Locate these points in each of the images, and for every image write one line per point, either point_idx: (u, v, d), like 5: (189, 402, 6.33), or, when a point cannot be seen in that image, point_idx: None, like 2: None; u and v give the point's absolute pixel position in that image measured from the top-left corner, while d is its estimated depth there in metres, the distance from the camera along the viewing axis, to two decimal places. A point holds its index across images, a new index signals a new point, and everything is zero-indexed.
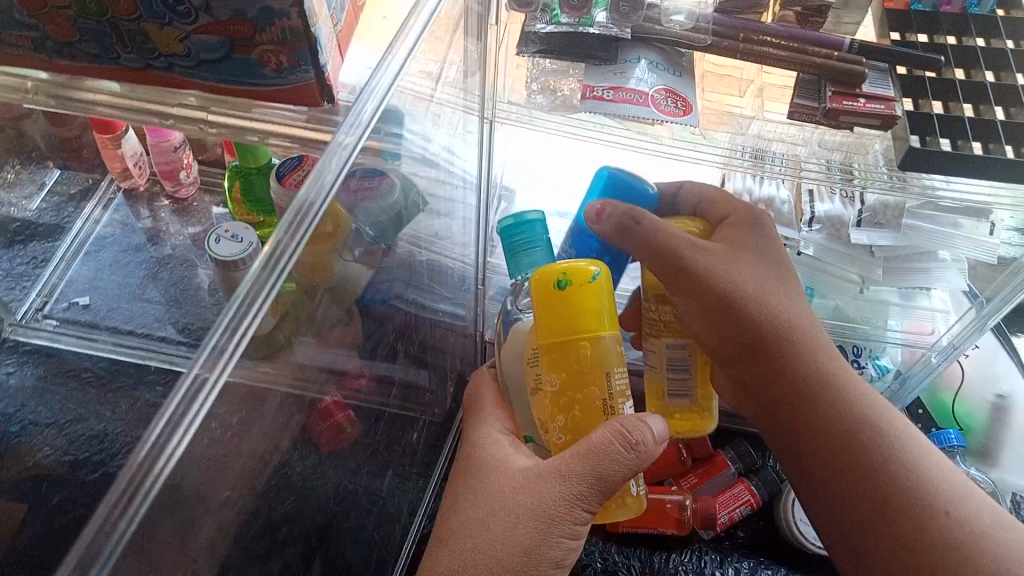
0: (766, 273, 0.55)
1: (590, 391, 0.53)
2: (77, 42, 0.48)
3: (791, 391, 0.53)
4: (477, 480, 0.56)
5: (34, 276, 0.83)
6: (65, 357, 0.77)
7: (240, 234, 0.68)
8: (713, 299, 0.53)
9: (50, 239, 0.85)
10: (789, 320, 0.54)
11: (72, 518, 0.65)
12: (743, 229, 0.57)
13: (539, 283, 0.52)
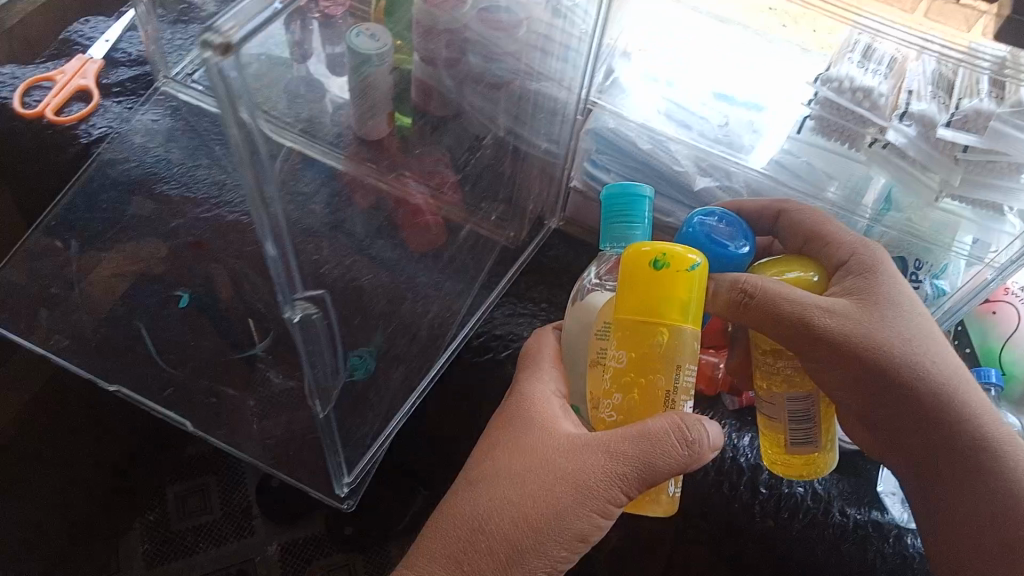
0: (899, 325, 0.61)
1: (655, 377, 0.56)
2: None
3: (925, 439, 0.61)
4: (530, 439, 0.60)
5: (187, 48, 0.88)
6: (202, 115, 0.88)
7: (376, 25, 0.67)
8: (855, 364, 0.60)
9: (207, 23, 0.88)
10: (926, 379, 0.60)
11: (184, 239, 0.81)
12: (863, 276, 0.63)
13: (633, 260, 0.55)
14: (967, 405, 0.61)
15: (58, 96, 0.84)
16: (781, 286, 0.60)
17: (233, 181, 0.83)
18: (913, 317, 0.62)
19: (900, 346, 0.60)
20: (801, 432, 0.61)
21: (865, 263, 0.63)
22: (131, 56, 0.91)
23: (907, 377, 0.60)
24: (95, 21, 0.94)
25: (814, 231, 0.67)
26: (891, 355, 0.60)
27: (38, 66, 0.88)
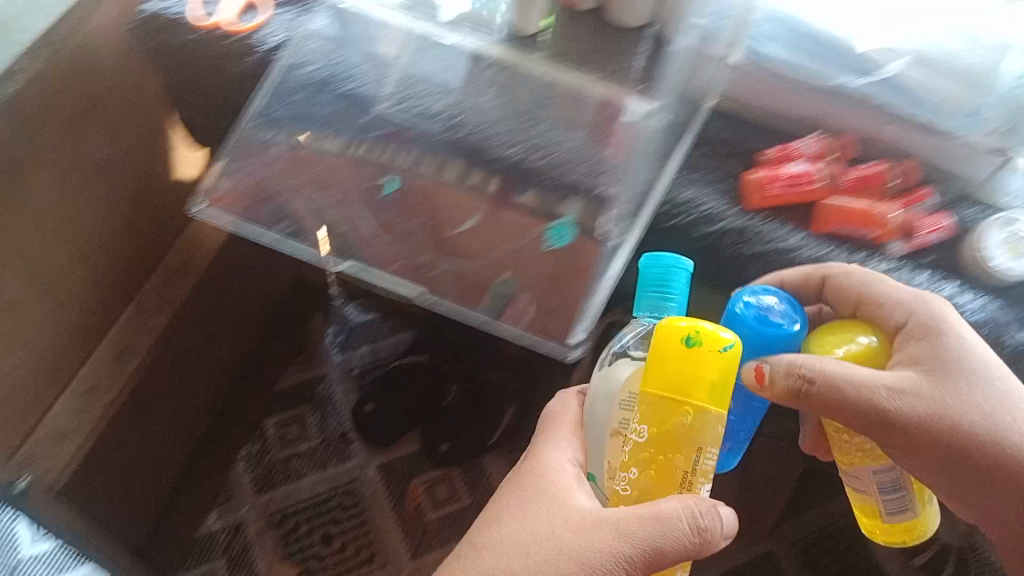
0: (955, 391, 0.78)
1: (675, 458, 0.76)
2: None
3: (979, 461, 0.78)
4: (531, 509, 0.84)
5: None
6: (353, 16, 1.09)
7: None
8: (921, 441, 0.76)
9: None
10: (970, 438, 0.77)
11: (387, 124, 1.09)
12: (927, 340, 0.79)
13: (667, 343, 0.75)
14: (1011, 439, 0.78)
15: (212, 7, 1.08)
16: (835, 370, 0.74)
17: (414, 86, 1.10)
18: (973, 384, 0.78)
19: (952, 418, 0.77)
20: (894, 502, 0.79)
21: (927, 328, 0.80)
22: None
23: (968, 427, 0.77)
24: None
25: (877, 300, 0.83)
26: (954, 411, 0.77)
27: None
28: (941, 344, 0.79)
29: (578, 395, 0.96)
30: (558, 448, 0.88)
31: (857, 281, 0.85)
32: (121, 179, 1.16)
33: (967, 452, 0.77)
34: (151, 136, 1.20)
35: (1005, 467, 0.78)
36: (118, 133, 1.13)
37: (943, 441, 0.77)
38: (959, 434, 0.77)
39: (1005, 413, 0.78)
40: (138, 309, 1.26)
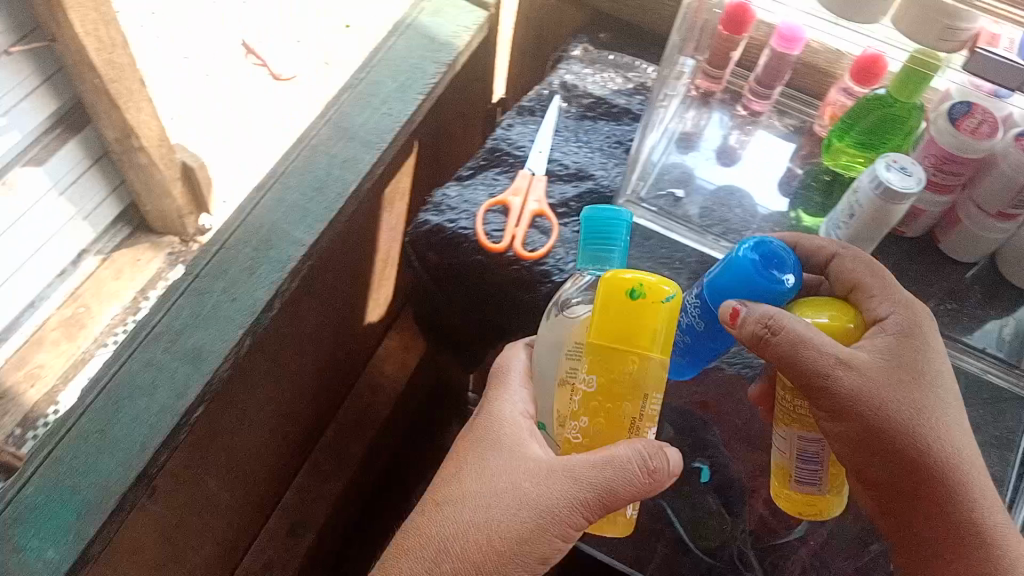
0: (912, 389, 0.60)
1: (623, 404, 0.59)
2: None
3: (911, 458, 0.59)
4: (510, 439, 0.61)
5: (619, 156, 0.83)
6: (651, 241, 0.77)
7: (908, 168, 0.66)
8: (858, 417, 0.59)
9: (620, 124, 0.86)
10: (910, 419, 0.59)
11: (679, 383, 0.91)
12: (902, 338, 0.60)
13: (613, 293, 0.57)
14: (967, 471, 0.59)
15: (521, 223, 0.74)
16: (807, 332, 0.58)
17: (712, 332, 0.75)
18: (916, 380, 0.60)
19: (916, 415, 0.59)
20: (809, 472, 0.63)
21: (906, 324, 0.61)
22: (581, 153, 0.82)
23: (900, 417, 0.59)
24: (572, 67, 0.89)
25: (870, 271, 0.64)
26: (916, 402, 0.59)
27: (474, 180, 0.79)
28: (922, 336, 0.61)
29: (526, 346, 0.69)
30: (508, 400, 0.64)
31: (855, 257, 0.66)
32: (312, 346, 1.00)
33: (924, 463, 0.59)
34: (343, 306, 1.06)
35: (955, 496, 0.59)
36: (333, 296, 1.00)
37: (898, 438, 0.59)
38: (915, 438, 0.59)
39: (954, 442, 0.60)
40: (309, 475, 1.13)
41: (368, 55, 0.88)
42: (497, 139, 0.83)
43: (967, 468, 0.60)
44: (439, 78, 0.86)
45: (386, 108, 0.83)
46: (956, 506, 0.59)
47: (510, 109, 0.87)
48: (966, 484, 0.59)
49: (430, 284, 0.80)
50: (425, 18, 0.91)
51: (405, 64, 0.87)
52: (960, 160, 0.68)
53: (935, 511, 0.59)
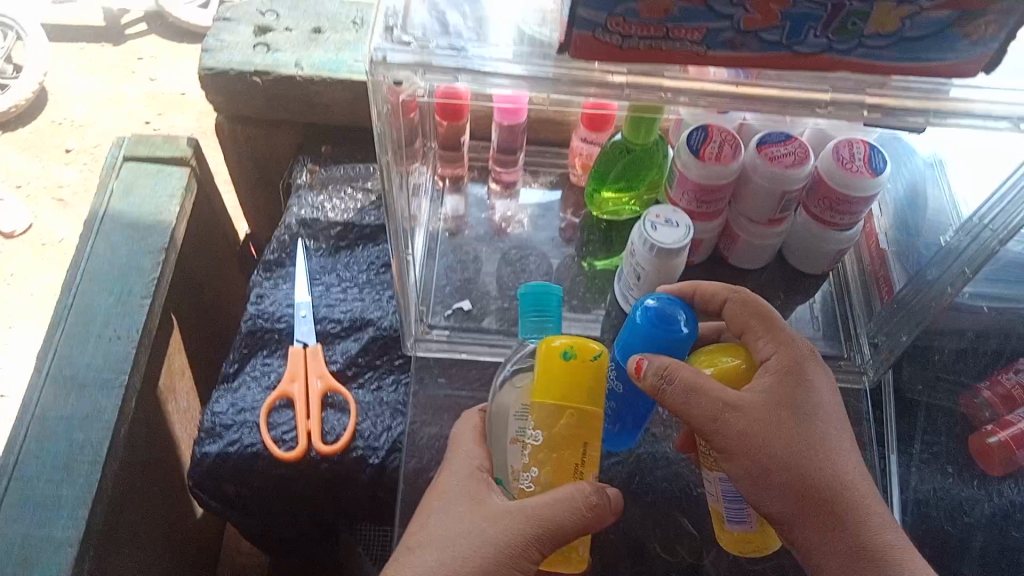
0: (802, 428, 0.51)
1: (567, 454, 0.54)
2: (769, 30, 0.38)
3: (813, 500, 0.50)
4: (467, 489, 0.54)
5: (387, 282, 0.75)
6: (457, 372, 0.69)
7: (675, 218, 0.64)
8: (752, 461, 0.51)
9: (378, 243, 0.78)
10: (801, 458, 0.51)
11: None
12: (787, 376, 0.53)
13: (545, 352, 0.54)
14: (870, 516, 0.50)
15: (312, 412, 0.66)
16: (696, 375, 0.51)
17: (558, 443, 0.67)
18: (809, 422, 0.52)
19: (805, 459, 0.51)
20: (738, 511, 0.56)
21: (793, 363, 0.53)
22: (350, 297, 0.74)
23: (794, 456, 0.50)
24: (304, 198, 0.80)
25: (759, 315, 0.56)
26: (806, 440, 0.51)
27: (242, 377, 0.69)
28: (813, 372, 0.54)
29: (479, 414, 0.61)
30: (463, 456, 0.57)
31: (738, 298, 0.57)
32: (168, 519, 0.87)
33: (821, 513, 0.50)
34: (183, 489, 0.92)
35: (861, 551, 0.49)
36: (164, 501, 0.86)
37: (792, 485, 0.50)
38: (810, 485, 0.50)
39: (856, 482, 0.51)
40: None
41: (68, 271, 0.75)
42: (250, 318, 0.72)
43: (874, 514, 0.51)
44: (160, 268, 0.75)
45: (111, 330, 0.72)
46: (857, 552, 0.49)
47: (255, 269, 0.77)
48: (871, 535, 0.50)
49: (226, 509, 0.69)
50: (118, 203, 0.78)
51: (116, 267, 0.75)
52: (716, 188, 0.66)
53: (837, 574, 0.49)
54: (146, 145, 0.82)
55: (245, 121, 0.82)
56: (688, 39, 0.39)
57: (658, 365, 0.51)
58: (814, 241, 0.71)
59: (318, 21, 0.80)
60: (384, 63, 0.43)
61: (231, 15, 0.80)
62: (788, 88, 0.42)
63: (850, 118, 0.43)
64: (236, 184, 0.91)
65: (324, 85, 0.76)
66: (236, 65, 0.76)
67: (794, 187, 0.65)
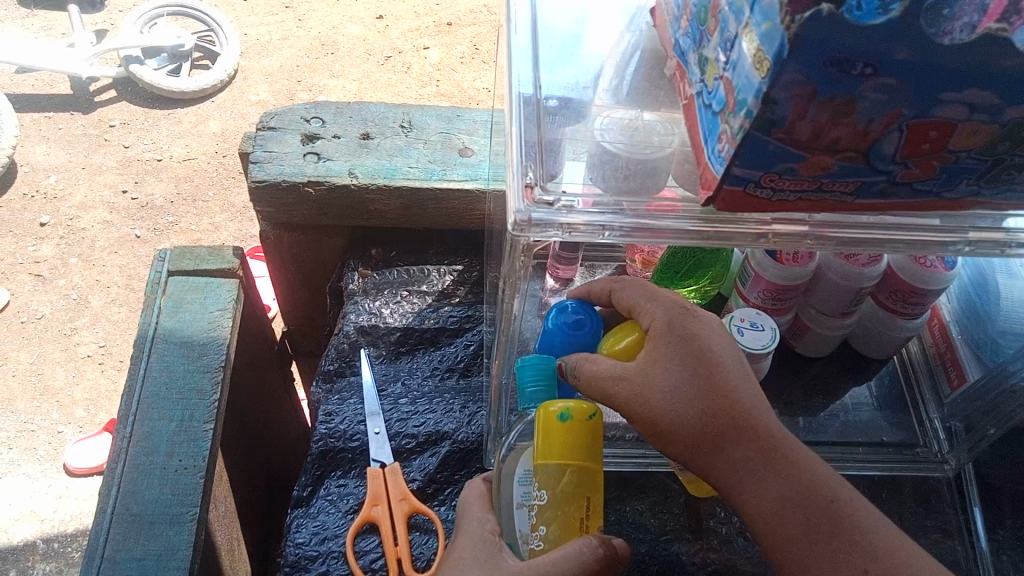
0: (685, 374, 0.51)
1: (570, 507, 0.52)
2: (923, 180, 0.39)
3: (700, 440, 0.51)
4: (481, 555, 0.51)
5: (454, 390, 0.74)
6: None
7: (759, 320, 0.63)
8: (644, 417, 0.52)
9: (440, 348, 0.77)
10: (684, 402, 0.51)
11: None
12: (669, 335, 0.53)
13: (541, 417, 0.53)
14: (757, 438, 0.50)
15: (400, 535, 0.63)
16: (589, 362, 0.54)
17: (652, 547, 0.65)
18: (692, 366, 0.51)
19: (691, 398, 0.51)
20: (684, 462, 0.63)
21: (677, 322, 0.53)
22: (420, 409, 0.72)
23: (677, 402, 0.51)
24: (360, 304, 0.79)
25: (647, 289, 0.57)
26: (689, 385, 0.51)
27: (319, 501, 0.67)
28: (695, 319, 0.53)
29: (485, 484, 0.60)
30: (474, 523, 0.55)
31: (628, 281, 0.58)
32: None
33: (707, 446, 0.50)
34: (230, 565, 0.89)
35: (751, 467, 0.49)
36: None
37: (683, 430, 0.51)
38: (696, 425, 0.51)
39: (743, 409, 0.50)
40: None
41: (122, 398, 0.72)
42: (320, 438, 0.70)
43: (767, 431, 0.50)
44: (219, 388, 0.73)
45: (176, 461, 0.68)
46: (749, 479, 0.49)
47: (314, 381, 0.75)
48: (761, 451, 0.50)
49: None
50: (168, 320, 0.76)
51: (175, 391, 0.72)
52: (790, 287, 0.66)
53: (734, 489, 0.50)
54: (190, 258, 0.81)
55: (292, 228, 0.81)
56: (840, 190, 0.40)
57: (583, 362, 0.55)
58: (883, 330, 0.71)
59: (366, 126, 0.81)
60: (527, 223, 0.44)
61: (276, 124, 0.80)
62: (922, 225, 0.44)
63: (985, 249, 0.45)
64: (278, 289, 0.90)
65: (378, 192, 0.76)
66: (287, 175, 0.75)
67: (867, 283, 0.65)
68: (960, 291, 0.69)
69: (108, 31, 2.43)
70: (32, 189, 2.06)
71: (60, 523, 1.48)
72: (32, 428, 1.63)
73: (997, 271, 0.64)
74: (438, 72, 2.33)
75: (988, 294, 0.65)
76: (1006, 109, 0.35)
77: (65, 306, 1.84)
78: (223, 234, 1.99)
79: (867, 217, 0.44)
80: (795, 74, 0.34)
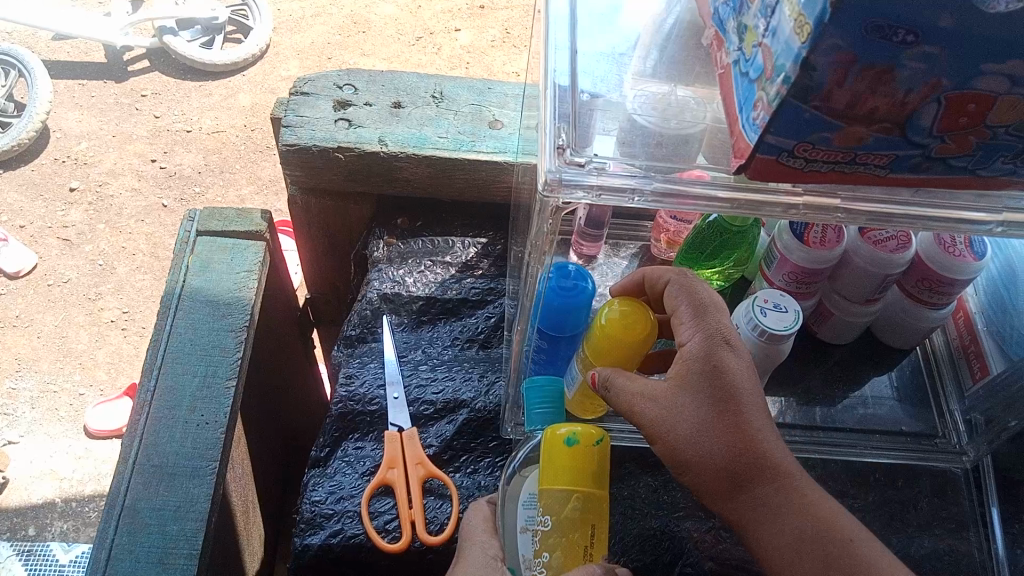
0: (715, 407, 0.49)
1: (573, 535, 0.52)
2: (958, 157, 0.39)
3: (723, 477, 0.49)
4: None
5: (475, 360, 0.74)
6: None
7: (783, 302, 0.63)
8: (670, 445, 0.50)
9: (461, 318, 0.77)
10: (711, 434, 0.49)
11: None
12: (703, 362, 0.51)
13: (546, 442, 0.53)
14: (781, 480, 0.48)
15: (413, 501, 0.63)
16: (622, 380, 0.52)
17: (663, 522, 0.65)
18: (722, 400, 0.49)
19: (717, 431, 0.49)
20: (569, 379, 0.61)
21: (713, 351, 0.51)
22: (439, 377, 0.73)
23: (704, 435, 0.49)
24: (384, 272, 0.79)
25: (695, 303, 0.54)
26: (716, 416, 0.49)
27: (335, 463, 0.67)
28: (731, 354, 0.51)
29: (489, 505, 0.60)
30: (477, 547, 0.55)
31: (678, 287, 0.56)
32: (235, 546, 0.85)
33: (729, 482, 0.48)
34: (244, 525, 0.90)
35: (774, 508, 0.48)
36: (233, 541, 0.84)
37: (705, 464, 0.49)
38: (722, 459, 0.49)
39: (769, 450, 0.49)
40: None
41: (147, 353, 0.73)
42: (340, 401, 0.71)
43: (792, 474, 0.48)
44: (242, 348, 0.74)
45: (197, 416, 0.69)
46: (770, 520, 0.47)
47: (336, 344, 0.76)
48: (783, 494, 0.48)
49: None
50: (195, 279, 0.77)
51: (199, 348, 0.73)
52: (816, 271, 0.66)
53: (751, 527, 0.48)
54: (218, 219, 0.82)
55: (320, 194, 0.82)
56: (873, 163, 0.40)
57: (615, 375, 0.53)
58: (907, 319, 0.71)
59: (397, 95, 0.81)
60: (557, 184, 0.44)
61: (309, 89, 0.80)
62: (954, 205, 0.44)
63: (1015, 231, 0.44)
64: (303, 254, 0.91)
65: (408, 160, 0.76)
66: (318, 140, 0.75)
67: (894, 271, 0.65)
68: (987, 284, 0.69)
69: (143, 2, 2.45)
70: (63, 154, 2.09)
71: (77, 483, 1.50)
72: (55, 389, 1.65)
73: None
74: (468, 55, 2.32)
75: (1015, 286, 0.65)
76: None
77: (91, 271, 1.86)
78: (249, 207, 2.00)
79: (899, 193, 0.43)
80: (837, 39, 0.33)
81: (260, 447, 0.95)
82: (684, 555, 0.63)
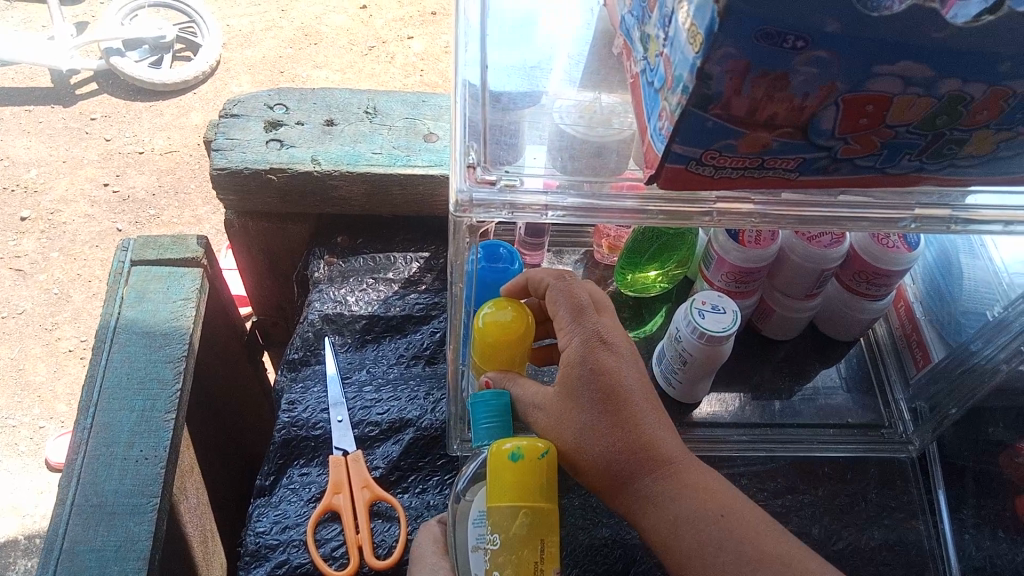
0: (596, 409, 0.53)
1: (522, 551, 0.51)
2: (865, 156, 0.39)
3: (608, 471, 0.53)
4: None
5: (420, 377, 0.73)
6: None
7: (721, 303, 0.63)
8: (563, 447, 0.55)
9: (405, 335, 0.76)
10: (593, 435, 0.53)
11: None
12: (584, 367, 0.54)
13: (492, 457, 0.52)
14: (659, 467, 0.52)
15: (362, 524, 0.62)
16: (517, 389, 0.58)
17: (616, 530, 0.64)
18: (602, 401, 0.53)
19: (599, 431, 0.53)
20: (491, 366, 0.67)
21: (591, 356, 0.54)
22: (384, 396, 0.72)
23: (587, 436, 0.53)
24: (325, 292, 0.78)
25: (577, 307, 0.57)
26: (598, 416, 0.53)
27: (283, 492, 0.66)
28: (608, 355, 0.55)
29: (439, 525, 0.60)
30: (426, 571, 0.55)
31: (557, 290, 0.58)
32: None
33: (614, 475, 0.53)
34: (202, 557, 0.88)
35: (653, 494, 0.52)
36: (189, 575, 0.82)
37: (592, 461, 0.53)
38: (605, 454, 0.53)
39: (648, 441, 0.53)
40: None
41: (84, 389, 0.71)
42: (283, 427, 0.69)
43: (670, 461, 0.52)
44: (182, 378, 0.72)
45: (137, 452, 0.68)
46: (651, 504, 0.52)
47: (279, 369, 0.75)
48: (661, 479, 0.52)
49: None
50: (131, 310, 0.75)
51: (137, 381, 0.71)
52: (753, 270, 0.66)
53: (636, 512, 0.53)
54: (154, 247, 0.80)
55: (257, 216, 0.80)
56: (782, 167, 0.40)
57: (502, 382, 0.58)
58: (849, 312, 0.71)
59: (329, 113, 0.80)
60: (469, 203, 0.43)
61: (238, 111, 0.79)
62: (870, 202, 0.44)
63: (933, 225, 0.44)
64: (246, 277, 0.89)
65: (342, 178, 0.75)
66: (249, 163, 0.74)
67: (830, 266, 0.65)
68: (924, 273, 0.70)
69: (88, 24, 2.41)
70: (11, 183, 2.04)
71: (40, 518, 1.47)
72: (13, 423, 1.61)
73: (956, 251, 0.66)
74: (422, 63, 2.31)
75: (946, 274, 0.66)
76: (940, 82, 0.35)
77: (46, 300, 1.82)
78: (205, 226, 1.97)
79: (814, 194, 0.43)
80: (729, 49, 0.33)
81: (217, 475, 0.93)
82: (637, 562, 0.63)
